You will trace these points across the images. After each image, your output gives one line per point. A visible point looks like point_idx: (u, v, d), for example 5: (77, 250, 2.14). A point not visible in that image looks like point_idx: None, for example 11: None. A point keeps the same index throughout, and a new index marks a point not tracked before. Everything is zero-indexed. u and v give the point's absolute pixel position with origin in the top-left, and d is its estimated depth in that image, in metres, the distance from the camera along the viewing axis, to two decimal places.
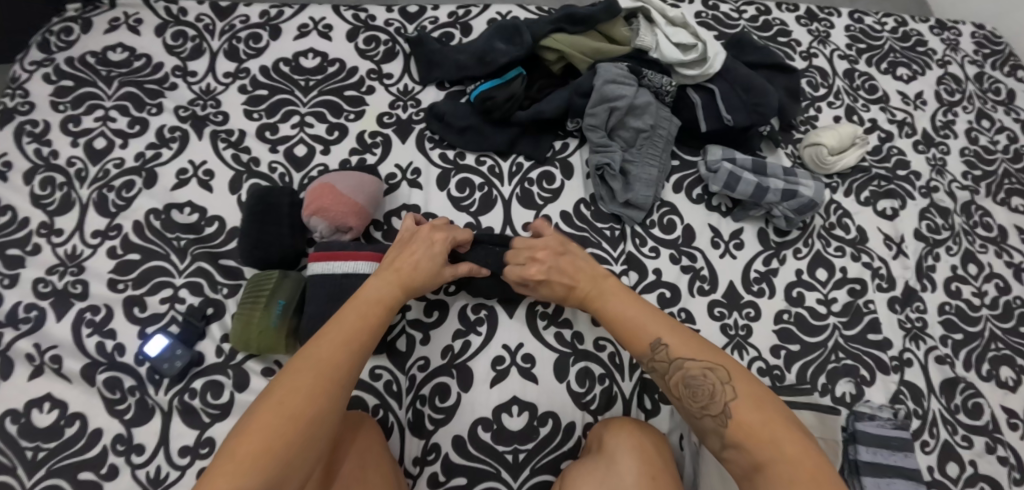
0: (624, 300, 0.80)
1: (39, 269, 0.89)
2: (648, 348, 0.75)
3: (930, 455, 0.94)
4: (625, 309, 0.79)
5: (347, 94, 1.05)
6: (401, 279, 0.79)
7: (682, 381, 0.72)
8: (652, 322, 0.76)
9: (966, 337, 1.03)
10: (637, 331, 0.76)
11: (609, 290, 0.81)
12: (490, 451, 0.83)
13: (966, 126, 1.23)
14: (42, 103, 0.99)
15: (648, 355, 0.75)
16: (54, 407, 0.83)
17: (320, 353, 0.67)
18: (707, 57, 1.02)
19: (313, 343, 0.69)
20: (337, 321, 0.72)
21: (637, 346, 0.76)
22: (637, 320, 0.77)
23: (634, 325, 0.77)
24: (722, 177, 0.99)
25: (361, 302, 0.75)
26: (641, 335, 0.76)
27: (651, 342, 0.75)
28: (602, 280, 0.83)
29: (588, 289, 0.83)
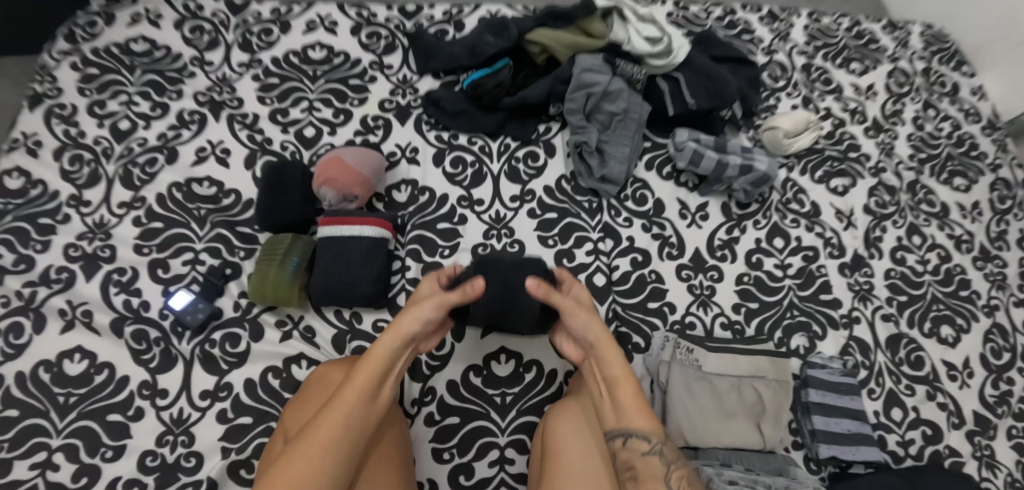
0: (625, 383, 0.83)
1: (69, 236, 0.98)
2: (654, 436, 0.79)
3: (875, 401, 1.05)
4: (626, 380, 0.82)
5: (351, 83, 1.15)
6: (399, 328, 0.81)
7: (682, 477, 0.76)
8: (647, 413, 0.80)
9: (910, 299, 1.14)
10: (635, 415, 0.80)
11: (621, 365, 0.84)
12: (481, 394, 0.93)
13: (913, 114, 1.35)
14: (70, 89, 1.09)
15: (642, 443, 0.78)
16: (84, 357, 0.91)
17: (343, 430, 0.73)
18: (672, 49, 1.14)
19: (325, 417, 0.73)
20: (354, 394, 0.75)
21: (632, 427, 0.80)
22: (642, 407, 0.80)
23: (634, 407, 0.80)
24: (687, 154, 1.10)
25: (373, 363, 0.78)
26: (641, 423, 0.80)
27: (649, 431, 0.79)
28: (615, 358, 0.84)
29: (603, 340, 0.85)
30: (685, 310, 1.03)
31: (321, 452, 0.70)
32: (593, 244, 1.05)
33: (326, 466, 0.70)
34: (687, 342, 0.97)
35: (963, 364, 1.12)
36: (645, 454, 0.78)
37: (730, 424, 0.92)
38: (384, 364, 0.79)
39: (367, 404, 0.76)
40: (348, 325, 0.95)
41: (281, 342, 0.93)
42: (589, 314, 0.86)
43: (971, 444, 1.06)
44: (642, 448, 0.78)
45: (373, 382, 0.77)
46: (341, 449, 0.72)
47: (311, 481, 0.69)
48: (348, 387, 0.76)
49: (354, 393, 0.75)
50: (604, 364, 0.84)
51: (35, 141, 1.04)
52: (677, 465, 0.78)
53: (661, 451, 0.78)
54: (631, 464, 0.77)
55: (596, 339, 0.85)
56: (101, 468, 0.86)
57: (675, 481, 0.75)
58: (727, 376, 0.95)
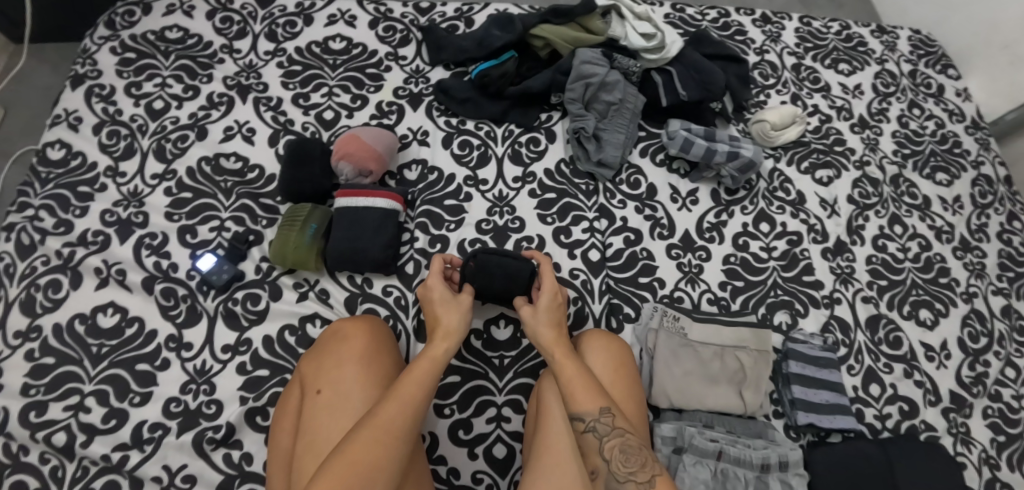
0: (569, 366, 0.85)
1: (106, 203, 1.07)
2: (587, 413, 0.80)
3: (855, 377, 1.11)
4: (566, 368, 0.84)
5: (368, 72, 1.24)
6: (450, 331, 0.86)
7: (616, 449, 0.79)
8: (592, 391, 0.82)
9: (890, 283, 1.20)
10: (576, 397, 0.82)
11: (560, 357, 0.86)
12: (480, 355, 1.00)
13: (898, 113, 1.43)
14: (109, 71, 1.18)
15: (580, 422, 0.80)
16: (117, 311, 0.99)
17: (398, 411, 0.74)
18: (666, 44, 1.22)
19: (388, 410, 0.74)
20: (414, 389, 0.77)
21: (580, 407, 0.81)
22: (583, 388, 0.82)
23: (576, 391, 0.82)
24: (678, 141, 1.17)
25: (431, 362, 0.81)
26: (587, 401, 0.81)
27: (586, 412, 0.80)
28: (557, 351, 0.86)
29: (546, 339, 0.88)
30: (674, 286, 1.10)
31: (393, 437, 0.72)
32: (589, 223, 1.13)
33: (391, 457, 0.71)
34: (674, 311, 1.03)
35: (942, 346, 1.16)
36: (584, 431, 0.80)
37: (712, 390, 0.98)
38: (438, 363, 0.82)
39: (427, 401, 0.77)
40: (360, 289, 1.03)
41: (297, 302, 1.01)
42: (544, 315, 0.91)
43: (947, 421, 1.10)
44: (581, 426, 0.80)
45: (430, 379, 0.79)
46: (408, 438, 0.73)
47: (376, 471, 0.70)
48: (407, 381, 0.77)
49: (414, 389, 0.77)
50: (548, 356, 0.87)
51: (76, 117, 1.14)
52: (612, 437, 0.80)
53: (597, 427, 0.80)
54: (577, 441, 0.80)
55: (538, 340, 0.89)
56: (128, 411, 0.93)
57: (610, 455, 0.79)
58: (711, 345, 1.01)
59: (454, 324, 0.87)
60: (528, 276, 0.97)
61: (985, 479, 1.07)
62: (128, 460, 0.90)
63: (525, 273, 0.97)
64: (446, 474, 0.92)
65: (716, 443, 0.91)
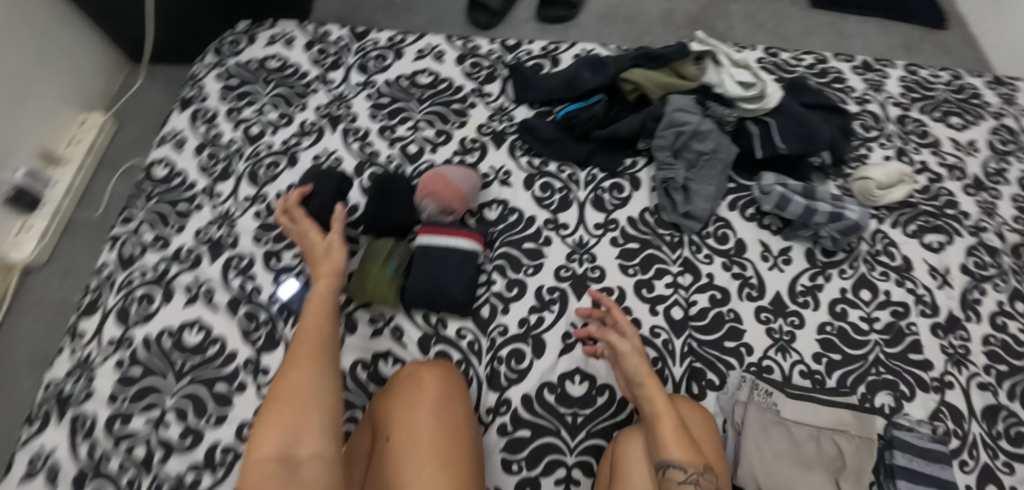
0: (667, 411, 0.82)
1: (201, 222, 1.12)
2: (690, 465, 0.76)
3: (969, 474, 0.99)
4: (662, 413, 0.82)
5: (453, 107, 1.27)
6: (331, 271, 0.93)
7: None
8: (691, 445, 0.78)
9: (1012, 369, 1.09)
10: (675, 446, 0.78)
11: (658, 400, 0.83)
12: (553, 411, 0.96)
13: (1019, 175, 1.32)
14: (213, 96, 1.28)
15: (678, 472, 0.75)
16: (201, 330, 1.02)
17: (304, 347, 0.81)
18: (765, 94, 1.17)
19: (292, 356, 0.79)
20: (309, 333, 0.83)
21: (684, 457, 0.76)
22: (680, 438, 0.78)
23: (672, 439, 0.78)
24: (774, 198, 1.12)
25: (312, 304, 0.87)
26: (691, 452, 0.77)
27: (688, 461, 0.76)
28: (656, 394, 0.84)
29: (646, 381, 0.86)
30: (763, 354, 1.03)
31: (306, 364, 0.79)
32: (673, 277, 1.08)
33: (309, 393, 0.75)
34: (765, 385, 0.97)
35: None
36: (681, 483, 0.74)
37: (806, 475, 0.89)
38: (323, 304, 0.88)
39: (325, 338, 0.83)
40: (433, 329, 1.01)
41: (371, 337, 1.00)
42: (638, 357, 0.90)
43: None
44: (676, 475, 0.75)
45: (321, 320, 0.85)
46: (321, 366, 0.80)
47: (297, 415, 0.73)
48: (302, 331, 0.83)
49: (311, 330, 0.83)
50: (644, 401, 0.84)
51: (181, 138, 1.23)
52: None
53: (696, 480, 0.75)
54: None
55: (638, 379, 0.87)
56: (204, 431, 0.94)
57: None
58: (806, 426, 0.93)
59: (333, 265, 0.94)
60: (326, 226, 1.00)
61: None
62: (200, 481, 0.91)
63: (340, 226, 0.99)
64: None
65: None
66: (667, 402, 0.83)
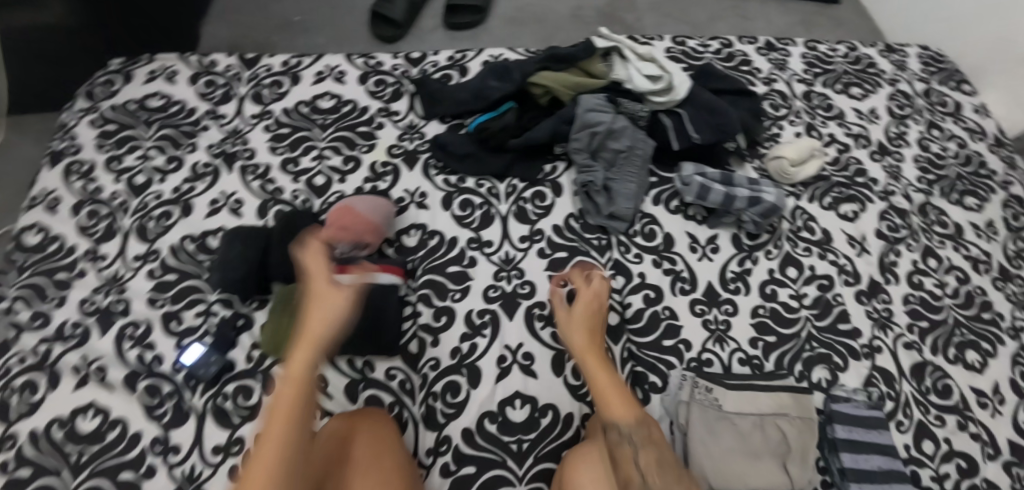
0: (606, 376, 0.84)
1: (85, 291, 1.01)
2: (624, 422, 0.78)
3: (905, 434, 1.01)
4: (600, 379, 0.84)
5: (360, 130, 1.19)
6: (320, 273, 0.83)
7: (653, 458, 0.74)
8: (629, 403, 0.80)
9: (931, 325, 1.13)
10: (614, 408, 0.80)
11: (596, 365, 0.85)
12: (497, 442, 0.90)
13: (918, 136, 1.38)
14: (89, 146, 1.16)
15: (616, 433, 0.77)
16: (97, 413, 0.91)
17: (312, 334, 0.74)
18: (673, 86, 1.17)
19: (278, 413, 0.66)
20: (282, 421, 0.66)
21: (620, 416, 0.79)
22: (620, 399, 0.81)
23: (608, 403, 0.80)
24: (694, 188, 1.12)
25: (295, 381, 0.69)
26: (627, 407, 0.80)
27: (624, 420, 0.78)
28: (593, 358, 0.87)
29: (581, 352, 0.88)
30: (702, 347, 1.01)
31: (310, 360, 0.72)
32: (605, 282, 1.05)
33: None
34: (705, 381, 0.94)
35: (994, 391, 1.09)
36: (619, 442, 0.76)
37: (754, 466, 0.87)
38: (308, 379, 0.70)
39: (301, 429, 0.66)
40: (360, 374, 0.94)
41: None
42: (580, 325, 0.92)
43: (1011, 476, 1.01)
44: (615, 437, 0.77)
45: (302, 401, 0.68)
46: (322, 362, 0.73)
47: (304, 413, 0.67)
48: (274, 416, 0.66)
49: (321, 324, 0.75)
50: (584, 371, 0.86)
51: (55, 197, 1.10)
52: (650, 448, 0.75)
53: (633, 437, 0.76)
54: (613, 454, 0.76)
55: (573, 348, 0.89)
56: None
57: (645, 464, 0.73)
58: (749, 415, 0.91)
59: (320, 323, 0.75)
60: (258, 251, 0.98)
61: None
62: None
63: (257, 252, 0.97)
64: None
65: None
66: (605, 368, 0.85)
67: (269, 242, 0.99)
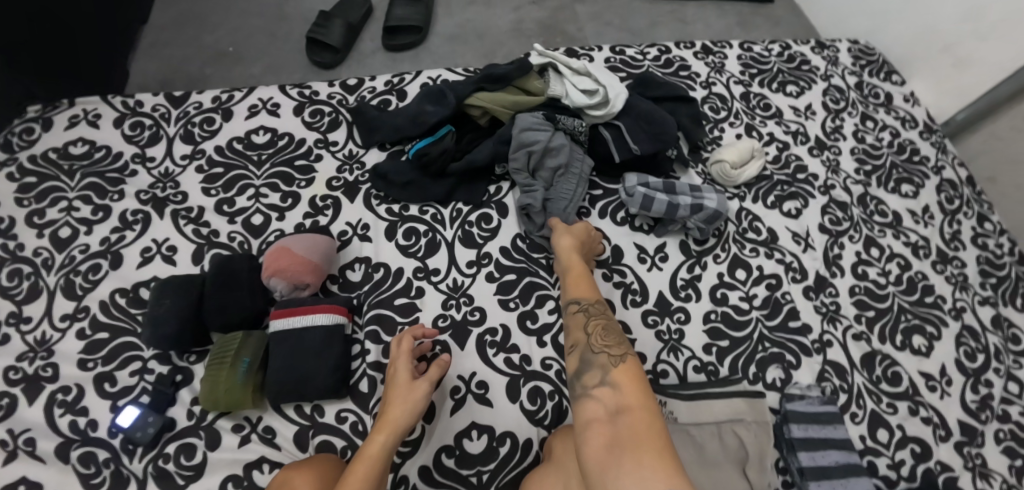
0: (575, 264, 0.97)
1: (10, 357, 0.95)
2: (583, 298, 0.90)
3: (860, 425, 1.03)
4: (573, 266, 0.96)
5: (298, 164, 1.16)
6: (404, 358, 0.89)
7: (599, 326, 0.85)
8: (587, 284, 0.93)
9: (878, 313, 1.15)
10: (574, 288, 0.92)
11: (569, 258, 0.98)
12: (456, 476, 0.89)
13: (853, 129, 1.42)
14: (8, 201, 1.10)
15: (575, 306, 0.90)
16: (28, 489, 0.86)
17: (390, 418, 0.82)
18: (609, 99, 1.17)
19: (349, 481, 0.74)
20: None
21: (577, 295, 0.91)
22: (580, 281, 0.93)
23: (574, 283, 0.93)
24: (638, 199, 1.11)
25: (368, 460, 0.77)
26: (588, 289, 0.92)
27: (581, 296, 0.90)
28: (569, 252, 0.99)
29: (563, 243, 1.00)
30: (656, 359, 1.01)
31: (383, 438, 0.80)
32: (556, 301, 1.03)
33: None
34: (659, 395, 0.94)
35: (941, 373, 1.12)
36: (575, 312, 0.89)
37: (712, 477, 0.87)
38: (381, 461, 0.78)
39: None
40: (309, 419, 0.91)
41: (239, 447, 0.88)
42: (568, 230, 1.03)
43: (961, 456, 1.04)
44: (574, 307, 0.90)
45: (373, 477, 0.76)
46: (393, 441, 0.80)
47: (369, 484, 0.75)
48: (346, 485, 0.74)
49: (399, 406, 0.83)
50: (561, 259, 0.99)
51: None
52: (598, 319, 0.86)
53: (587, 308, 0.88)
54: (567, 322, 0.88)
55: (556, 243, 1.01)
56: None
57: (592, 330, 0.84)
58: (704, 425, 0.92)
59: (400, 408, 0.82)
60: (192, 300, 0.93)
61: None
62: None
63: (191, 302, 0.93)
64: None
65: None
66: (580, 262, 0.97)
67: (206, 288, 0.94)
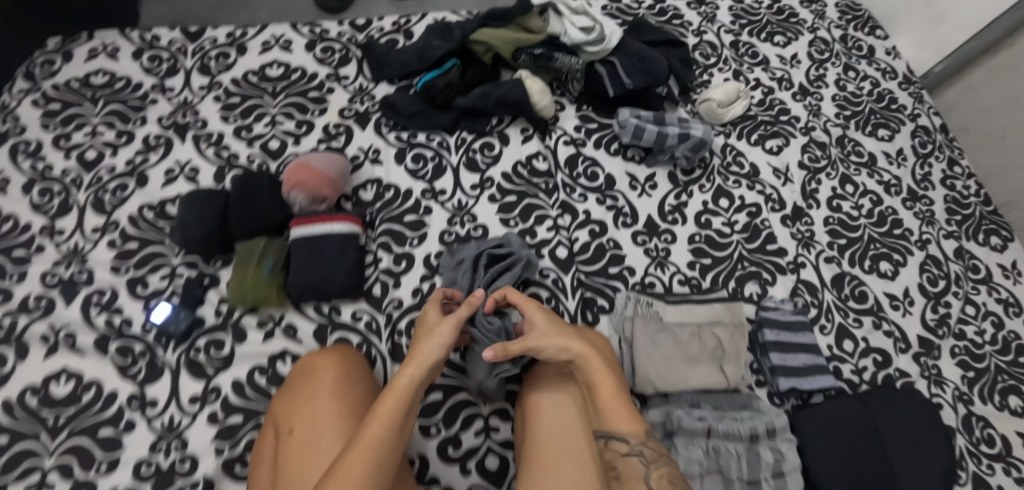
0: (607, 379, 0.84)
1: (45, 264, 1.01)
2: (632, 436, 0.80)
3: (828, 335, 1.13)
4: (604, 383, 0.83)
5: (311, 95, 1.22)
6: (436, 301, 0.91)
7: (663, 477, 0.78)
8: (634, 415, 0.82)
9: (849, 242, 1.25)
10: (618, 419, 0.81)
11: (596, 370, 0.84)
12: (460, 369, 1.00)
13: (835, 78, 1.49)
14: (34, 125, 1.13)
15: (622, 444, 0.80)
16: (70, 378, 0.93)
17: (422, 350, 0.83)
18: (605, 36, 1.24)
19: (381, 408, 0.76)
20: (383, 426, 0.74)
21: (628, 434, 0.80)
22: (624, 411, 0.82)
23: (614, 409, 0.81)
24: (629, 130, 1.20)
25: (399, 390, 0.78)
26: (635, 424, 0.81)
27: (632, 433, 0.80)
28: (593, 363, 0.84)
29: (581, 352, 0.84)
30: (645, 272, 1.10)
31: (413, 370, 0.80)
32: (553, 221, 1.12)
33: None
34: (646, 297, 1.04)
35: (904, 294, 1.22)
36: (626, 455, 0.79)
37: (694, 369, 0.99)
38: (410, 396, 0.79)
39: (400, 430, 0.75)
40: (327, 318, 1.00)
41: (264, 341, 0.97)
42: (551, 332, 0.87)
43: (919, 365, 1.15)
44: (621, 448, 0.80)
45: (401, 412, 0.76)
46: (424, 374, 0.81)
47: (399, 414, 0.76)
48: (376, 419, 0.74)
49: (433, 340, 0.84)
50: (583, 371, 0.85)
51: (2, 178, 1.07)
52: (657, 464, 0.79)
53: (641, 451, 0.80)
54: (612, 464, 0.80)
55: (567, 351, 0.85)
56: (96, 481, 0.88)
57: (656, 482, 0.77)
58: (687, 324, 1.02)
59: (433, 347, 0.83)
60: (219, 209, 1.00)
61: (962, 416, 1.13)
62: None
63: (217, 210, 1.00)
64: None
65: (703, 422, 0.93)
66: (608, 368, 0.85)
67: (231, 198, 1.01)
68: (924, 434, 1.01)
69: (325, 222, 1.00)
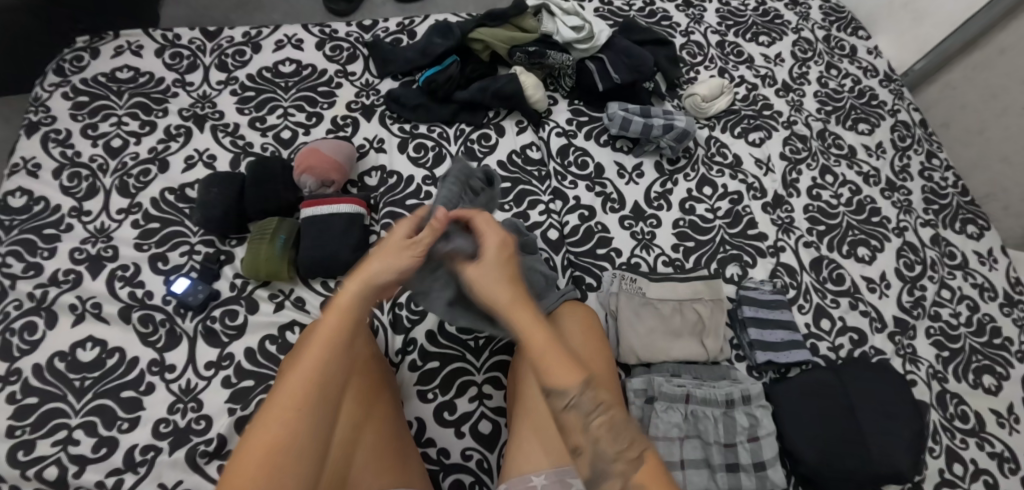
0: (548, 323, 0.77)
1: (74, 241, 1.09)
2: (568, 388, 0.71)
3: (806, 314, 1.20)
4: (538, 326, 0.75)
5: (321, 90, 1.31)
6: None
7: (605, 424, 0.70)
8: (574, 362, 0.73)
9: (828, 228, 1.31)
10: (550, 367, 0.72)
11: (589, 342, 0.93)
12: (456, 340, 1.06)
13: (817, 75, 1.56)
14: (63, 116, 1.21)
15: (561, 397, 0.72)
16: (96, 344, 1.01)
17: None
18: (594, 34, 1.33)
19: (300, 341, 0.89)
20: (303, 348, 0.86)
21: (562, 384, 0.72)
22: (558, 355, 0.73)
23: (546, 357, 0.72)
24: (617, 121, 1.26)
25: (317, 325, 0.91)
26: (573, 370, 0.73)
27: (568, 380, 0.72)
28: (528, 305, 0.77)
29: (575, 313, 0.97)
30: (631, 253, 1.18)
31: None
32: (545, 206, 1.20)
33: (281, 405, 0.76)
34: (631, 274, 1.11)
35: (880, 277, 1.28)
36: (565, 408, 0.71)
37: (675, 342, 1.07)
38: (354, 312, 0.76)
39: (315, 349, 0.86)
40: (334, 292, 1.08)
41: (274, 312, 1.05)
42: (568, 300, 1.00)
43: (893, 343, 1.21)
44: (559, 402, 0.72)
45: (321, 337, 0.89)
46: None
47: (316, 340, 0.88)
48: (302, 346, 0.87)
49: None
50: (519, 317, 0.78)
51: (34, 164, 1.16)
52: (600, 412, 0.71)
53: (580, 401, 0.71)
54: (556, 417, 0.72)
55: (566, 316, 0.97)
56: (117, 438, 0.95)
57: (597, 430, 0.70)
58: (669, 301, 1.10)
59: None
60: (236, 191, 1.08)
61: (936, 393, 1.18)
62: (123, 482, 0.92)
63: (234, 192, 1.08)
64: (436, 455, 0.98)
65: (682, 388, 1.01)
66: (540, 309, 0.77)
67: (247, 181, 1.10)
68: (893, 403, 1.07)
69: (334, 202, 1.08)
